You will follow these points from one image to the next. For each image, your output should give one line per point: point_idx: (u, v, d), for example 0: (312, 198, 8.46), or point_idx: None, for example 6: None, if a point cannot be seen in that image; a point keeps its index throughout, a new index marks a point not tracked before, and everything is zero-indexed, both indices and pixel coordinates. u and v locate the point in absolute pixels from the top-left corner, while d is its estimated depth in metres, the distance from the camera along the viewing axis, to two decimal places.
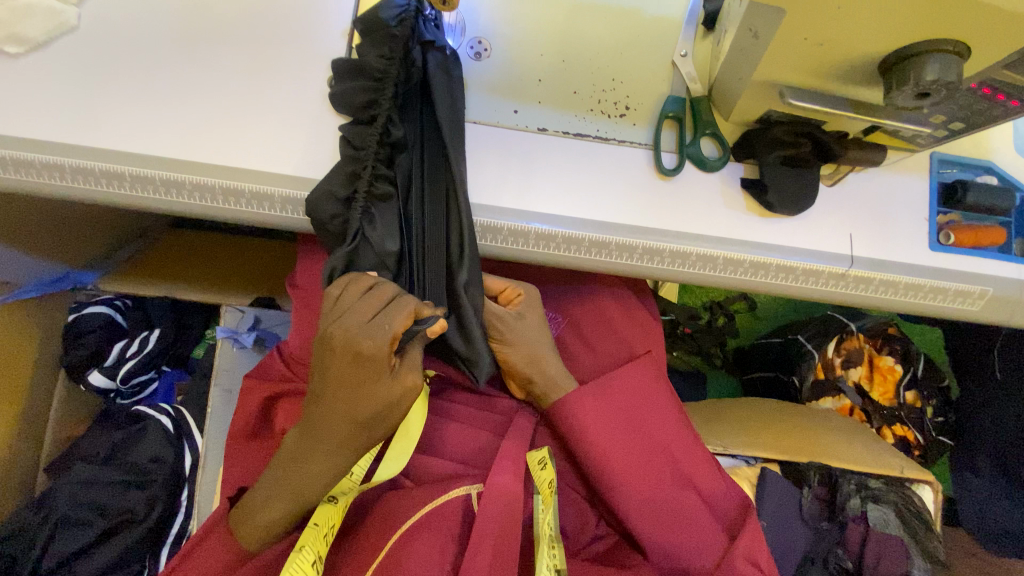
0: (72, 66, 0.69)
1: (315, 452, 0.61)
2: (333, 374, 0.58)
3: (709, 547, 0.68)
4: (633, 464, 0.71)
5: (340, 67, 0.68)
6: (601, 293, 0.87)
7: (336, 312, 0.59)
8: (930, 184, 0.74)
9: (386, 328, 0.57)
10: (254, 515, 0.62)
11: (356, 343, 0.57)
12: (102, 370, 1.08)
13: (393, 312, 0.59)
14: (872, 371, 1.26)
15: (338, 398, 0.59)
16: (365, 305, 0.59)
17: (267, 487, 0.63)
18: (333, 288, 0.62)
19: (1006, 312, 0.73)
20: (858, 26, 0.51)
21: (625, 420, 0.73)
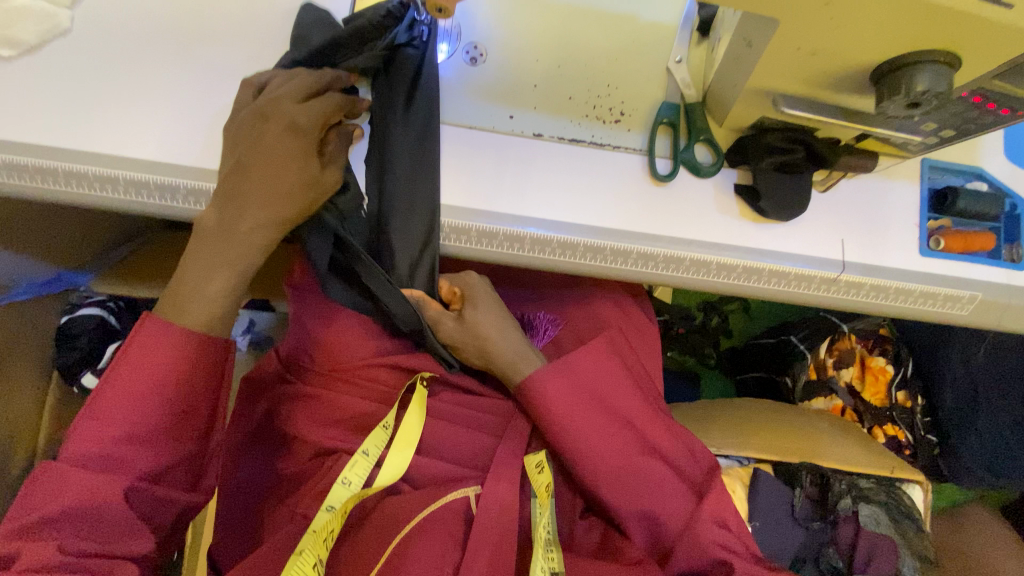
0: (63, 69, 0.68)
1: (253, 206, 0.60)
2: (243, 134, 0.60)
3: (680, 516, 0.69)
4: (602, 444, 0.70)
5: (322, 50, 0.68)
6: (595, 295, 0.87)
7: (259, 97, 0.62)
8: (921, 190, 0.75)
9: (314, 109, 0.61)
10: (181, 293, 0.60)
11: (289, 115, 0.60)
12: (95, 372, 1.08)
13: (322, 100, 0.62)
14: (863, 372, 1.27)
15: (267, 164, 0.60)
16: (294, 88, 0.61)
17: (201, 253, 0.61)
18: (268, 107, 0.60)
19: (994, 316, 0.74)
20: (851, 36, 0.52)
21: (592, 400, 0.72)
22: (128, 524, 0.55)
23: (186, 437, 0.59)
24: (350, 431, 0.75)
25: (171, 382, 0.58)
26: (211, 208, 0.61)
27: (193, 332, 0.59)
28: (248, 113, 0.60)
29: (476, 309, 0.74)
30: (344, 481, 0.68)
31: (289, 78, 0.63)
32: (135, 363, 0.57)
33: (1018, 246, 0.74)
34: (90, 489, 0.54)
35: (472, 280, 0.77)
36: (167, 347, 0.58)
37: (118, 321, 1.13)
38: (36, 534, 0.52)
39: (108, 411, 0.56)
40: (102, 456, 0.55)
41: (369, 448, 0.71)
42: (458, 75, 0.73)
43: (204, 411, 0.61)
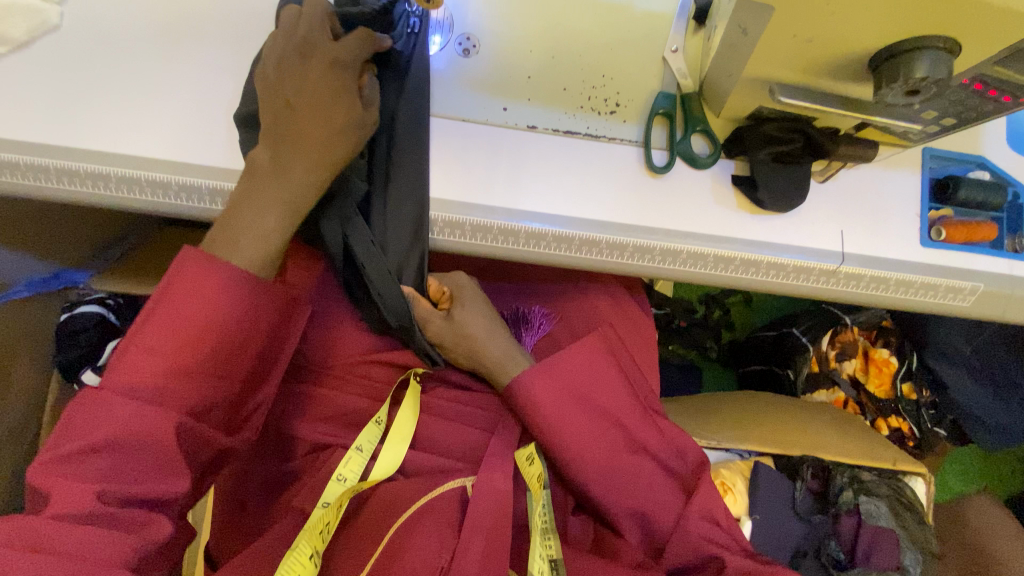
0: (53, 66, 0.68)
1: (308, 158, 0.59)
2: (290, 71, 0.58)
3: (669, 513, 0.69)
4: (590, 442, 0.69)
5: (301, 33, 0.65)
6: (593, 290, 0.87)
7: (293, 34, 0.60)
8: (923, 179, 0.74)
9: (356, 44, 0.61)
10: (252, 226, 0.58)
11: (334, 52, 0.59)
12: (95, 369, 1.06)
13: (357, 40, 0.61)
14: (867, 363, 1.26)
15: (321, 112, 0.58)
16: (319, 28, 0.60)
17: (252, 199, 0.58)
18: (307, 47, 0.59)
19: (996, 307, 0.73)
20: (848, 23, 0.51)
21: (580, 397, 0.70)
22: (173, 457, 0.52)
23: (234, 374, 0.58)
24: (343, 427, 0.76)
25: (222, 327, 0.55)
26: (262, 145, 0.59)
27: (240, 278, 0.56)
28: (288, 47, 0.59)
29: (463, 309, 0.75)
30: (339, 478, 0.68)
31: (297, 15, 0.61)
32: (187, 304, 0.55)
33: (1021, 236, 0.73)
34: (135, 419, 0.51)
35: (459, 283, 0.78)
36: (222, 292, 0.55)
37: (118, 318, 1.13)
38: (75, 466, 0.49)
39: (155, 343, 0.53)
40: (151, 390, 0.53)
41: (363, 444, 0.71)
42: (450, 67, 0.72)
43: (250, 355, 0.59)
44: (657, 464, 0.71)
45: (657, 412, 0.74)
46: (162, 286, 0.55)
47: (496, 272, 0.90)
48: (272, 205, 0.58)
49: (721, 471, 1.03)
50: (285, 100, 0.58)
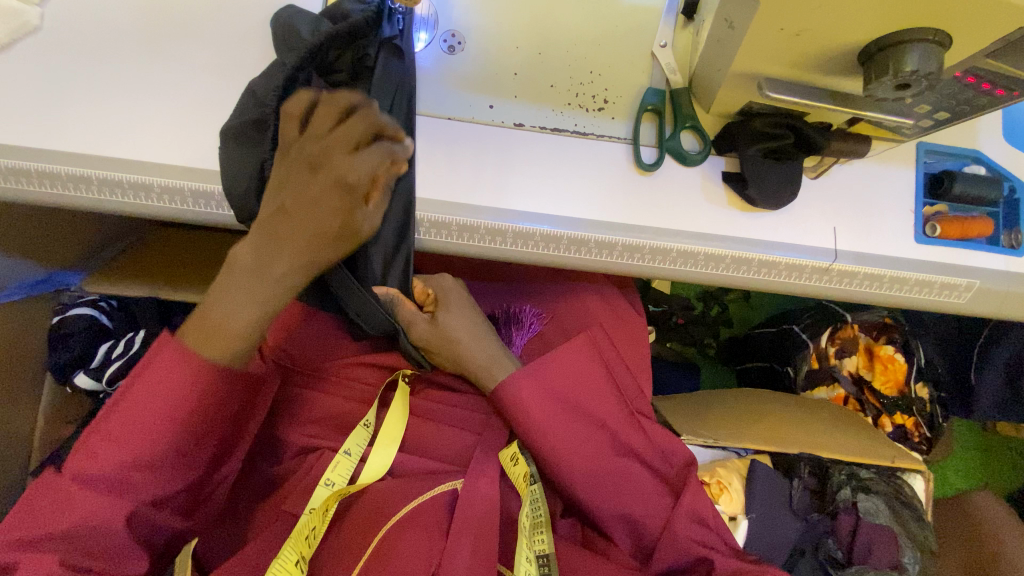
0: (34, 67, 0.67)
1: (293, 248, 0.53)
2: (297, 191, 0.51)
3: (659, 516, 0.68)
4: (577, 447, 0.69)
5: (286, 38, 0.66)
6: (585, 292, 0.86)
7: (305, 136, 0.50)
8: (917, 174, 0.73)
9: (349, 141, 0.49)
10: (224, 321, 0.55)
11: (339, 169, 0.49)
12: (88, 372, 1.07)
13: (377, 154, 0.49)
14: (872, 360, 1.25)
15: (311, 207, 0.51)
16: (329, 125, 0.49)
17: (227, 280, 0.54)
18: (291, 104, 0.49)
19: (993, 304, 0.72)
20: (835, 16, 0.49)
21: (566, 401, 0.71)
22: (127, 548, 0.54)
23: (197, 464, 0.58)
24: (332, 430, 0.75)
25: (187, 416, 0.55)
26: (248, 242, 0.54)
27: (211, 371, 0.55)
28: (292, 154, 0.50)
29: (448, 313, 0.75)
30: (327, 483, 0.67)
31: (332, 102, 0.49)
32: (154, 390, 0.54)
33: (1017, 231, 0.72)
34: (97, 510, 0.52)
35: (445, 287, 0.78)
36: (189, 386, 0.55)
37: (111, 321, 1.13)
38: (32, 549, 0.51)
39: (120, 434, 0.54)
40: (114, 480, 0.53)
41: (351, 448, 0.71)
42: (434, 65, 0.71)
43: (214, 443, 0.59)
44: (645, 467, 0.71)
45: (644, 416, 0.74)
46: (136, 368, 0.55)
47: (487, 272, 0.89)
48: (254, 301, 0.55)
49: (717, 470, 1.01)
50: (289, 200, 0.51)
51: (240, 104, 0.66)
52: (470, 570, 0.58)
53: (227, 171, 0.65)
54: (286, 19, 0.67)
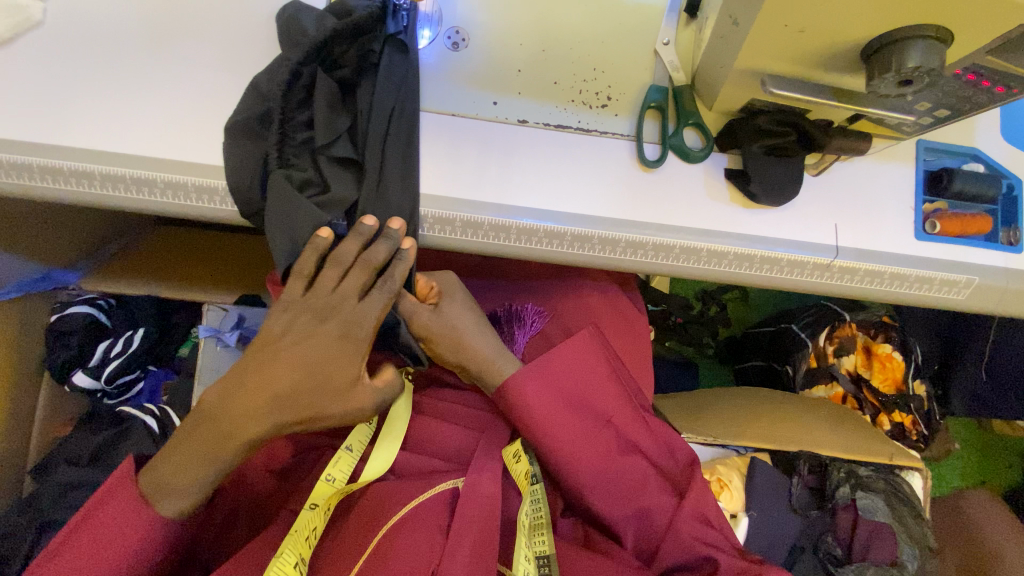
0: (37, 62, 0.67)
1: (253, 411, 0.57)
2: (297, 347, 0.59)
3: (662, 514, 0.69)
4: (579, 444, 0.69)
5: (291, 31, 0.67)
6: (588, 289, 0.86)
7: (310, 294, 0.61)
8: (916, 172, 0.73)
9: (364, 304, 0.62)
10: (187, 472, 0.57)
11: (354, 326, 0.61)
12: (87, 371, 1.07)
13: (382, 287, 0.62)
14: (869, 359, 1.26)
15: (307, 360, 0.59)
16: (343, 281, 0.61)
17: (191, 444, 0.57)
18: (302, 263, 0.61)
19: (992, 300, 0.73)
20: (838, 12, 0.50)
21: (567, 398, 0.71)
22: None
23: None
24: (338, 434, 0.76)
25: (138, 556, 0.58)
26: (217, 391, 0.58)
27: (165, 520, 0.58)
28: (303, 313, 0.60)
29: (452, 303, 0.73)
30: (328, 478, 0.67)
31: (341, 266, 0.62)
32: (104, 535, 0.57)
33: (1015, 228, 0.72)
34: None
35: (449, 280, 0.75)
36: (144, 530, 0.58)
37: (109, 319, 1.12)
38: None
39: None
40: None
41: (353, 444, 0.71)
42: (437, 60, 0.71)
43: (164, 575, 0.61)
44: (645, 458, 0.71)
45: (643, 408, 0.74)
46: (87, 509, 0.57)
47: (489, 269, 0.89)
48: (209, 463, 0.58)
49: (718, 467, 1.02)
50: (283, 356, 0.58)
51: (245, 98, 0.66)
52: (471, 568, 0.58)
53: (232, 163, 0.65)
54: (293, 13, 0.68)
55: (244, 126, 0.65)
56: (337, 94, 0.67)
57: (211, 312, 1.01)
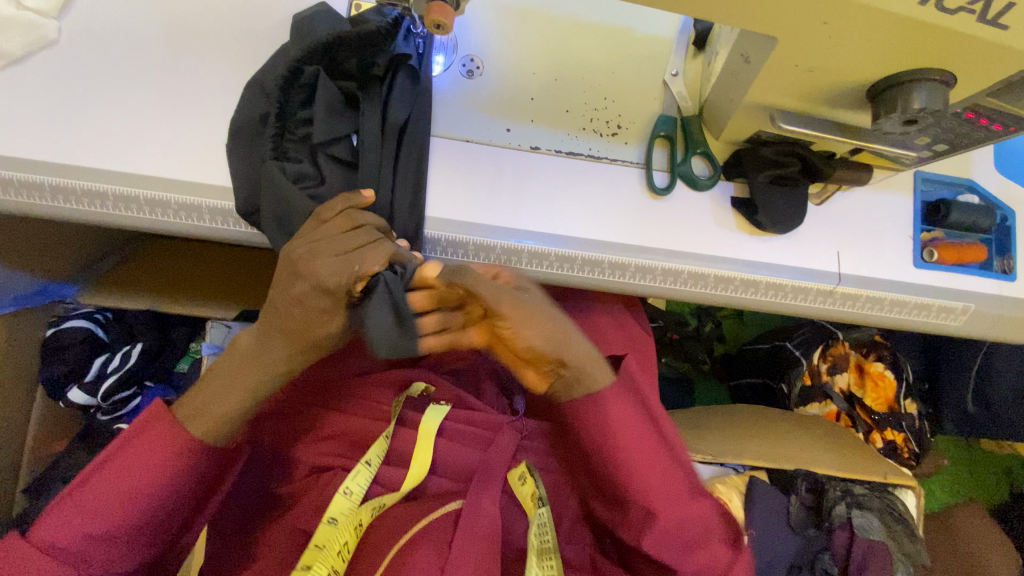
0: (51, 80, 0.67)
1: (274, 343, 0.60)
2: (283, 291, 0.58)
3: (721, 562, 0.61)
4: (646, 504, 0.60)
5: (301, 31, 0.68)
6: (596, 309, 0.87)
7: (314, 239, 0.60)
8: (914, 202, 0.76)
9: (355, 266, 0.57)
10: (211, 402, 0.59)
11: (320, 276, 0.57)
12: (82, 386, 1.06)
13: (372, 253, 0.58)
14: (863, 377, 1.28)
15: (296, 306, 0.58)
16: (338, 237, 0.60)
17: (221, 375, 0.60)
18: (324, 210, 0.62)
19: (986, 326, 0.75)
20: (848, 56, 0.51)
21: (629, 449, 0.61)
22: None
23: (158, 538, 0.59)
24: (350, 446, 0.71)
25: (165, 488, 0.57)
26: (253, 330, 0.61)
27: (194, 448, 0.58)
28: (300, 251, 0.59)
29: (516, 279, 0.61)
30: (345, 491, 0.65)
31: (353, 225, 0.61)
32: (139, 458, 0.56)
33: (1009, 258, 0.75)
34: None
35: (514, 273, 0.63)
36: (173, 461, 0.57)
37: (107, 334, 1.11)
38: None
39: (92, 504, 0.55)
40: (70, 550, 0.54)
41: (372, 458, 0.67)
42: (451, 86, 0.72)
43: (181, 515, 0.60)
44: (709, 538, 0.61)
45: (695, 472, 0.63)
46: (128, 430, 0.57)
47: None
48: (228, 396, 0.59)
49: (717, 486, 1.03)
50: (277, 300, 0.58)
51: (248, 97, 0.67)
52: None
53: (235, 161, 0.66)
54: (308, 16, 0.68)
55: (248, 125, 0.67)
56: (337, 98, 0.67)
57: (214, 329, 1.00)
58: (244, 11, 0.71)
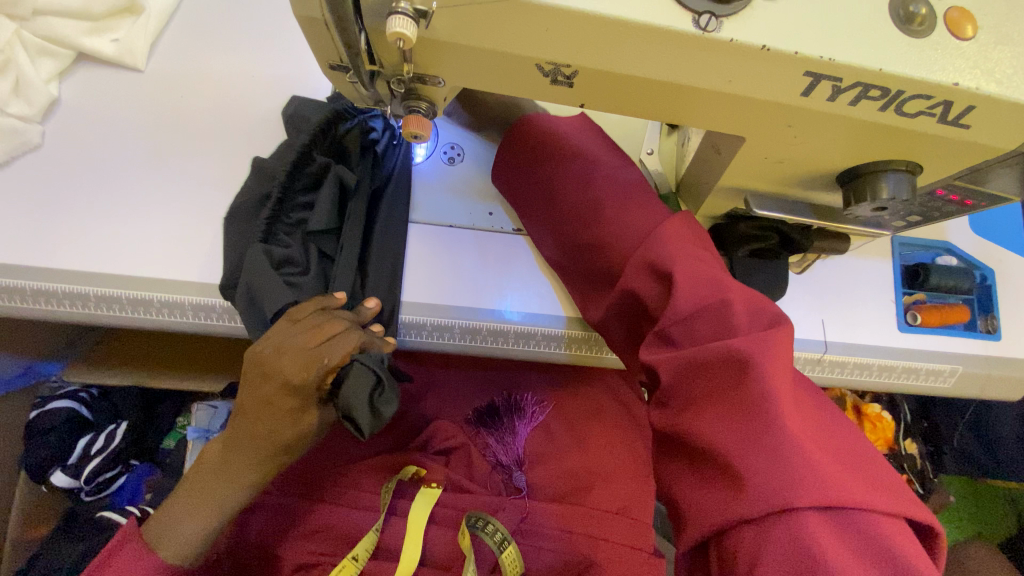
0: (34, 183, 0.67)
1: (242, 454, 0.58)
2: (253, 393, 0.57)
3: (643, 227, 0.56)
4: (647, 276, 0.53)
5: (293, 122, 0.71)
6: (589, 380, 0.86)
7: (277, 335, 0.57)
8: (894, 267, 0.77)
9: (325, 359, 0.56)
10: (179, 523, 0.58)
11: (285, 372, 0.55)
12: (66, 470, 1.02)
13: (341, 343, 0.57)
14: (860, 419, 1.24)
15: (264, 409, 0.56)
16: (305, 331, 0.58)
17: (192, 490, 0.59)
18: (296, 309, 0.60)
19: (977, 385, 0.75)
20: (815, 150, 0.53)
21: (629, 200, 0.58)
22: None
23: None
24: (334, 542, 0.70)
25: None
26: (220, 441, 0.60)
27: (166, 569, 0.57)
28: (263, 347, 0.57)
29: None
30: None
31: (318, 320, 0.59)
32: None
33: (993, 317, 0.76)
34: None
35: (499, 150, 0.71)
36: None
37: (93, 412, 1.09)
38: None
39: None
40: None
41: (359, 553, 0.65)
42: (432, 175, 0.74)
43: None
44: (727, 288, 0.51)
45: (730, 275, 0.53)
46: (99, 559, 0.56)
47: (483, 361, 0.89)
48: (202, 510, 0.58)
49: None
50: (246, 401, 0.57)
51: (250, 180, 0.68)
52: None
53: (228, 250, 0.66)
54: (297, 109, 0.71)
55: (243, 210, 0.67)
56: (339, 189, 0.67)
57: (199, 411, 0.98)
58: (227, 108, 0.73)
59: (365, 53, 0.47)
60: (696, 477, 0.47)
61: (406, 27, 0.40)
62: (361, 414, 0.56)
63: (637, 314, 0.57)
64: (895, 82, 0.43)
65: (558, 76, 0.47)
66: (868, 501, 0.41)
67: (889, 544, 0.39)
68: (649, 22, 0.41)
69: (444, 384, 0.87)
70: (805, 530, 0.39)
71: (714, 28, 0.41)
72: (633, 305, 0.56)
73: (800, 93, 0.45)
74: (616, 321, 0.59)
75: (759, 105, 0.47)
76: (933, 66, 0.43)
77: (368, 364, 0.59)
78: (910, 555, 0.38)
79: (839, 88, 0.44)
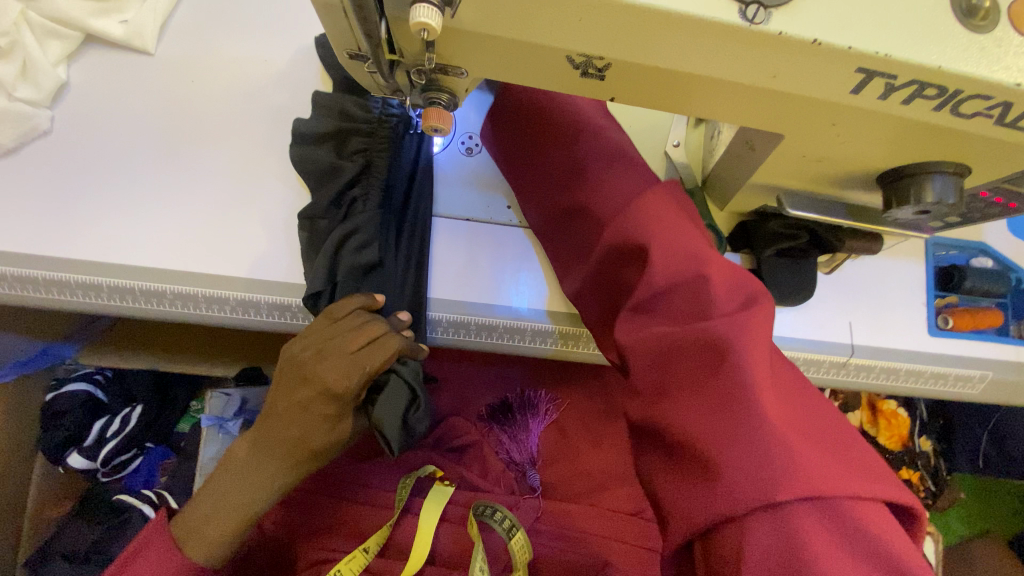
0: (43, 171, 0.66)
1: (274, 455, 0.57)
2: (288, 396, 0.57)
3: (617, 199, 0.56)
4: (619, 243, 0.53)
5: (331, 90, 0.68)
6: (605, 377, 0.85)
7: (316, 339, 0.57)
8: (926, 269, 0.74)
9: (366, 367, 0.56)
10: (209, 523, 0.57)
11: (328, 380, 0.55)
12: (82, 451, 1.05)
13: (382, 350, 0.57)
14: (875, 415, 1.22)
15: (301, 412, 0.56)
16: (345, 335, 0.57)
17: (221, 492, 0.58)
18: (335, 310, 0.59)
19: (1007, 392, 0.73)
20: (857, 149, 0.50)
21: (606, 176, 0.57)
22: None
23: None
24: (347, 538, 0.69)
25: None
26: (247, 441, 0.59)
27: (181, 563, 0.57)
28: (307, 350, 0.57)
29: None
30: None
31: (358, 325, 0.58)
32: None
33: None
34: None
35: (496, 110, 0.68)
36: None
37: (107, 394, 1.10)
38: None
39: None
40: None
41: (370, 544, 0.65)
42: (449, 166, 0.72)
43: None
44: (707, 262, 0.49)
45: (715, 251, 0.52)
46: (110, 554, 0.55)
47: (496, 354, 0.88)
48: (233, 510, 0.57)
49: None
50: (280, 402, 0.57)
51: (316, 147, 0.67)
52: None
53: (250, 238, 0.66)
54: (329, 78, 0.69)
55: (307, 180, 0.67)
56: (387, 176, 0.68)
57: (214, 400, 0.97)
58: (239, 93, 0.71)
59: (385, 43, 0.44)
60: (676, 472, 0.44)
61: (430, 18, 0.37)
62: (393, 433, 0.56)
63: (612, 279, 0.56)
64: (953, 81, 0.40)
65: (589, 68, 0.44)
66: (852, 489, 0.39)
67: (875, 533, 0.37)
68: (692, 12, 0.38)
69: (457, 377, 0.86)
70: (792, 526, 0.38)
71: (762, 19, 0.38)
72: (609, 274, 0.57)
73: (849, 90, 0.42)
74: (589, 289, 0.59)
75: (802, 102, 0.44)
76: (994, 64, 0.40)
77: (404, 378, 0.59)
78: (899, 547, 0.37)
79: (891, 86, 0.41)
